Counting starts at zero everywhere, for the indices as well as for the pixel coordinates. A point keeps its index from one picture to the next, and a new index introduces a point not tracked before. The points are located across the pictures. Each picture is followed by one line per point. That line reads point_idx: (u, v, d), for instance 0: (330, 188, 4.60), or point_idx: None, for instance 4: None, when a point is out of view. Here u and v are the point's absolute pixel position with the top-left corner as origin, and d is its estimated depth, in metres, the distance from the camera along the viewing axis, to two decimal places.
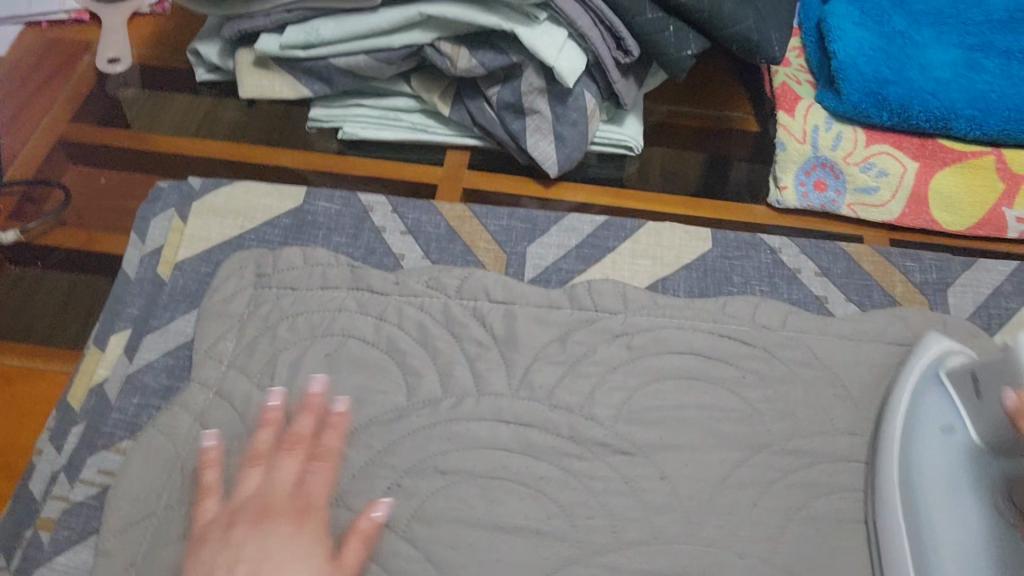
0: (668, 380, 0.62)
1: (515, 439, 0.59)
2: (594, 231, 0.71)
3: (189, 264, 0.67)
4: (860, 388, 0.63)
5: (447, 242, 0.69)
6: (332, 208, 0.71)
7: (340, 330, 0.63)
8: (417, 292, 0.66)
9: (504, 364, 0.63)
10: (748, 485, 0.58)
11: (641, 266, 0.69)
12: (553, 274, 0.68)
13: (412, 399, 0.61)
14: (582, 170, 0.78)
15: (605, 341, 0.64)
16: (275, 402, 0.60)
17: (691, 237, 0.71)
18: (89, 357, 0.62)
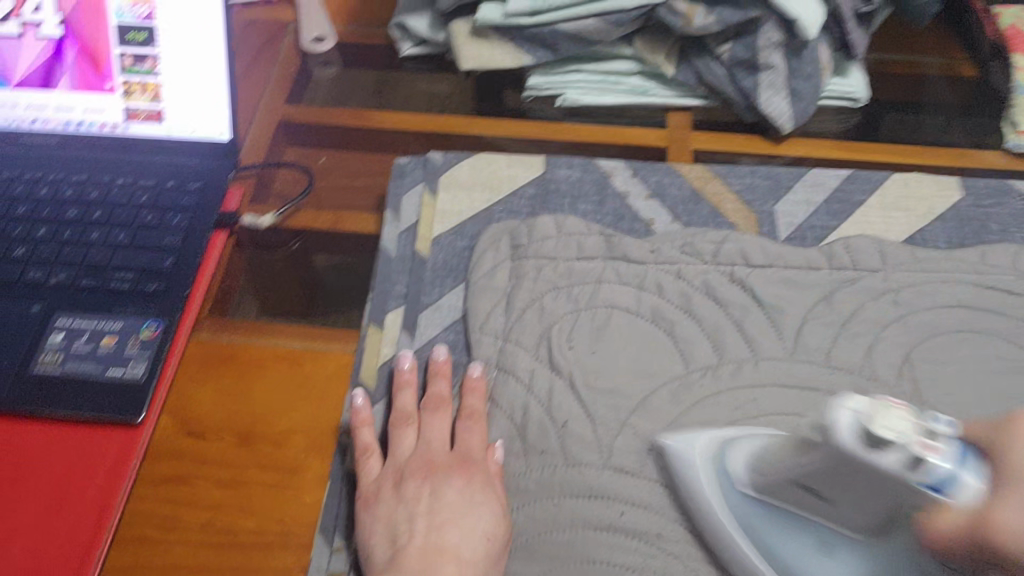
0: (942, 334, 0.61)
1: (804, 402, 0.59)
2: (840, 184, 0.70)
3: (446, 240, 0.67)
4: None
5: (694, 205, 0.69)
6: (573, 176, 0.71)
7: (604, 301, 0.64)
8: (673, 259, 0.66)
9: (772, 326, 0.62)
10: None
11: (895, 219, 0.68)
12: (808, 232, 0.68)
13: (688, 367, 0.61)
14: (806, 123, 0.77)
15: (872, 298, 0.63)
16: (559, 373, 0.61)
17: (938, 187, 0.69)
18: (371, 335, 0.63)
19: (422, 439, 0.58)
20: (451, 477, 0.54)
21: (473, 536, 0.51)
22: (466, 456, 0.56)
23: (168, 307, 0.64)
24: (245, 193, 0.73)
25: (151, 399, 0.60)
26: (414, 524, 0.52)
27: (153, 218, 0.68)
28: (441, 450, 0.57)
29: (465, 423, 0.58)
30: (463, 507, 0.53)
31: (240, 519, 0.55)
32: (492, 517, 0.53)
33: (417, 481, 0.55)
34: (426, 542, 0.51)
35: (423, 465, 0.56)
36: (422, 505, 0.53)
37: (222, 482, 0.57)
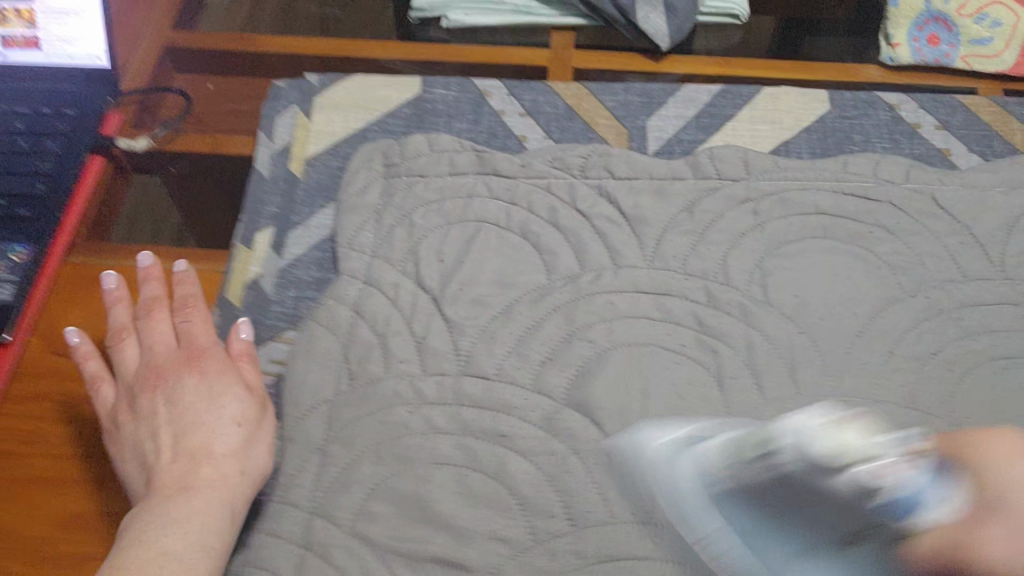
0: (796, 243, 0.63)
1: (656, 308, 0.61)
2: (712, 99, 0.71)
3: (319, 159, 0.68)
4: (991, 228, 0.64)
5: (567, 121, 0.70)
6: (449, 95, 0.71)
7: (475, 217, 0.65)
8: (543, 173, 0.67)
9: (635, 238, 0.64)
10: (884, 336, 0.60)
11: (761, 130, 0.69)
12: (677, 145, 0.69)
13: (551, 277, 0.62)
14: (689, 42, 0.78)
15: (733, 206, 0.65)
16: (423, 287, 0.62)
17: (809, 99, 0.71)
18: (240, 255, 0.63)
19: (143, 345, 0.57)
20: (189, 374, 0.54)
21: (222, 429, 0.52)
22: (194, 348, 0.56)
23: (38, 231, 0.64)
24: (125, 119, 0.73)
25: (20, 320, 0.60)
26: (156, 438, 0.52)
27: (28, 144, 0.67)
28: (166, 349, 0.56)
29: (149, 312, 0.58)
30: (205, 399, 0.53)
31: (104, 435, 0.57)
32: (238, 402, 0.53)
33: (150, 395, 0.54)
34: (175, 453, 0.51)
35: (177, 361, 0.55)
36: (169, 411, 0.52)
37: (88, 400, 0.58)
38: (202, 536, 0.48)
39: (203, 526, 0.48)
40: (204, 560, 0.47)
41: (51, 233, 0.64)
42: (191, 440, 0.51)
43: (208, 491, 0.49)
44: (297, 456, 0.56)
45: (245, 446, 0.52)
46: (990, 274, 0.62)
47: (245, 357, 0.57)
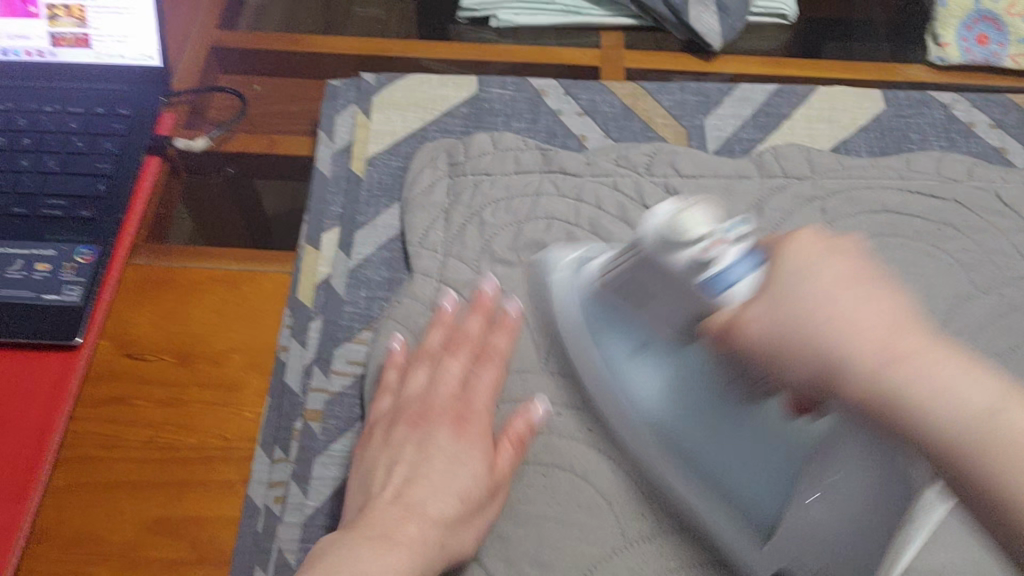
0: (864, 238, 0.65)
1: None
2: (768, 99, 0.71)
3: (380, 160, 0.68)
4: None
5: (626, 120, 0.70)
6: (506, 95, 0.71)
7: (544, 213, 0.65)
8: (608, 171, 0.67)
9: None
10: (958, 332, 0.60)
11: (820, 129, 0.70)
12: (736, 144, 0.69)
13: None
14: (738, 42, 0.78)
15: (800, 205, 0.66)
16: (497, 286, 0.62)
17: (862, 99, 0.71)
18: (306, 257, 0.63)
19: (433, 378, 0.56)
20: (438, 428, 0.54)
21: (444, 493, 0.50)
22: (462, 409, 0.55)
23: (100, 232, 0.63)
24: (176, 120, 0.73)
25: (89, 323, 0.60)
26: (391, 470, 0.52)
27: (84, 144, 0.67)
28: (446, 397, 0.55)
29: (444, 364, 0.57)
30: (441, 466, 0.52)
31: (183, 437, 0.56)
32: (474, 470, 0.51)
33: (407, 428, 0.54)
34: (396, 493, 0.50)
35: (416, 416, 0.54)
36: (405, 453, 0.53)
37: (163, 402, 0.58)
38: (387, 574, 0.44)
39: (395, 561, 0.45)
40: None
41: (115, 233, 0.63)
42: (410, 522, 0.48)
43: (409, 547, 0.47)
44: None
45: (457, 518, 0.50)
46: None
47: (490, 357, 0.56)
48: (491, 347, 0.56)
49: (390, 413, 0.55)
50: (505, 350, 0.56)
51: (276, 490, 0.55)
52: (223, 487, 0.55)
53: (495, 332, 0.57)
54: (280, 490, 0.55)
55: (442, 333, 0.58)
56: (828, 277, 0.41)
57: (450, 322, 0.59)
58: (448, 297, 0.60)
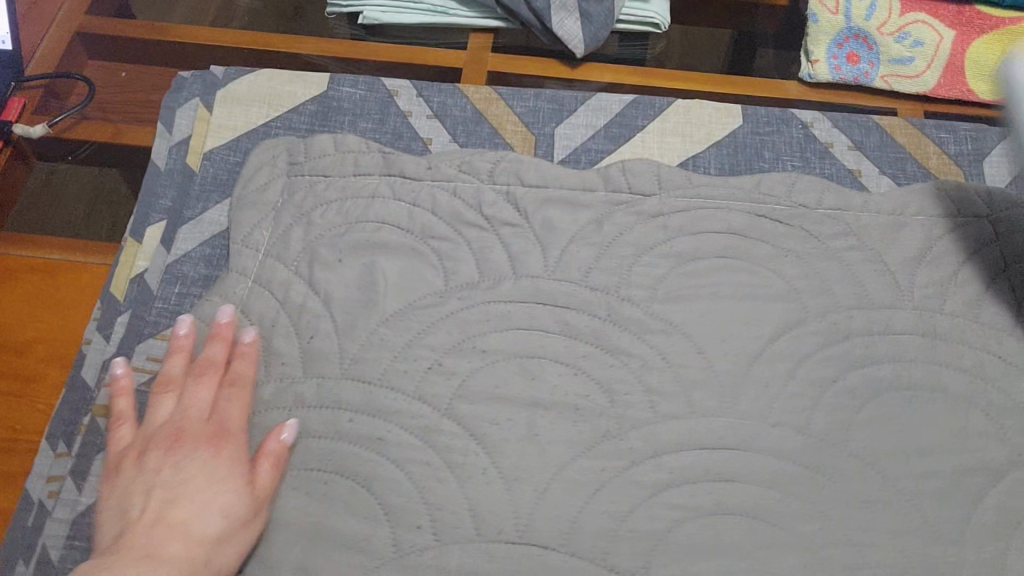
0: (704, 259, 0.62)
1: (554, 320, 0.59)
2: (624, 109, 0.70)
3: (217, 154, 0.67)
4: (905, 250, 0.62)
5: (475, 125, 0.69)
6: (356, 94, 0.70)
7: (374, 217, 0.63)
8: (451, 176, 0.65)
9: (540, 246, 0.62)
10: (783, 358, 0.57)
11: (671, 143, 0.68)
12: (584, 155, 0.68)
13: (448, 282, 0.61)
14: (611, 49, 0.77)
15: (643, 220, 0.63)
16: (313, 288, 0.60)
17: (721, 114, 0.70)
18: (127, 250, 0.63)
19: (180, 403, 0.54)
20: (198, 449, 0.51)
21: (207, 512, 0.49)
22: (222, 429, 0.53)
23: None
24: (28, 105, 0.71)
25: None
26: (148, 497, 0.49)
27: None
28: (198, 420, 0.53)
29: (187, 391, 0.55)
30: (202, 484, 0.50)
31: None
32: (236, 496, 0.50)
33: (160, 452, 0.51)
34: (155, 518, 0.48)
35: (168, 438, 0.52)
36: (162, 478, 0.50)
37: None
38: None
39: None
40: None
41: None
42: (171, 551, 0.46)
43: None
44: None
45: (216, 543, 0.49)
46: (899, 301, 0.60)
47: (240, 389, 0.56)
48: (235, 372, 0.56)
49: (144, 438, 0.53)
50: (250, 377, 0.56)
51: (50, 485, 0.54)
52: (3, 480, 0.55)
53: (236, 360, 0.57)
54: (55, 485, 0.54)
55: (183, 357, 0.57)
56: None
57: (187, 348, 0.57)
58: (181, 320, 0.58)
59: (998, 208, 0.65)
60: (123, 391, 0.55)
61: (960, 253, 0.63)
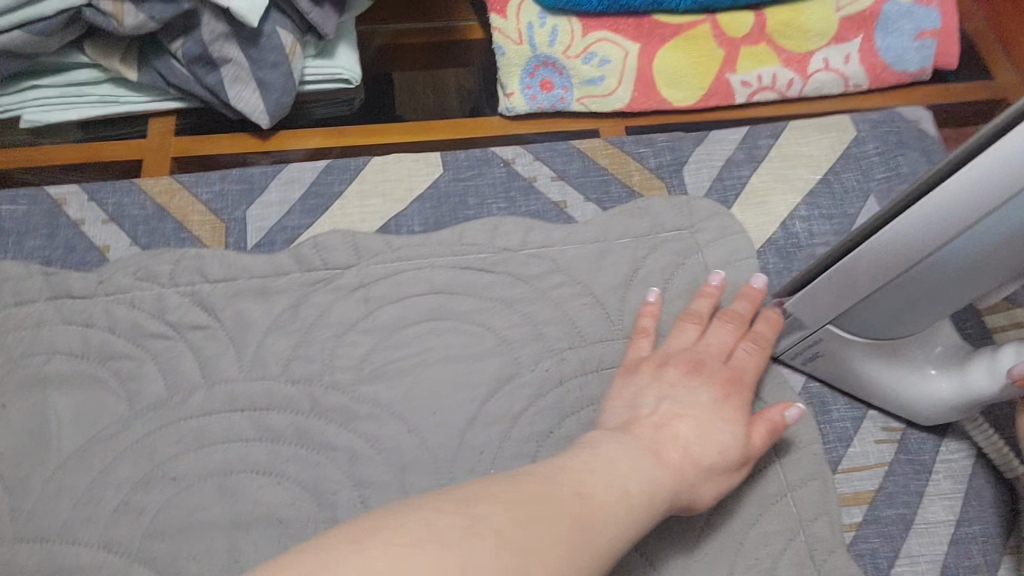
0: (410, 327, 0.59)
1: (253, 427, 0.55)
2: (317, 177, 0.66)
3: None
4: (614, 277, 0.62)
5: (158, 222, 0.64)
6: (17, 210, 0.63)
7: (43, 349, 0.57)
8: (126, 287, 0.59)
9: (234, 345, 0.58)
10: (500, 417, 0.56)
11: (372, 205, 0.65)
12: (279, 234, 0.64)
13: (134, 407, 0.55)
14: (307, 111, 0.73)
15: (342, 296, 0.60)
16: None
17: (419, 164, 0.68)
18: None
19: (702, 336, 0.57)
20: (708, 386, 0.54)
21: (709, 437, 0.51)
22: (738, 375, 0.55)
23: None
24: None
25: None
26: (660, 403, 0.53)
27: None
28: (715, 354, 0.56)
29: (633, 343, 0.58)
30: (710, 420, 0.52)
31: None
32: (731, 437, 0.51)
33: (682, 368, 0.55)
34: (659, 421, 0.51)
35: (689, 363, 0.55)
36: (675, 395, 0.53)
37: None
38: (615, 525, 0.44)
39: (647, 487, 0.46)
40: (628, 517, 0.45)
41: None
42: (692, 477, 0.49)
43: (655, 474, 0.48)
44: None
45: (707, 470, 0.50)
46: (609, 335, 0.60)
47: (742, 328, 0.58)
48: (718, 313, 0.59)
49: (639, 364, 0.56)
50: (771, 342, 0.57)
51: None
52: None
53: (744, 306, 0.59)
54: None
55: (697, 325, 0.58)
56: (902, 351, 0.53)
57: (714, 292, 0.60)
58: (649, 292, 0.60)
59: (698, 219, 0.65)
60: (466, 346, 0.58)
61: (667, 270, 0.63)
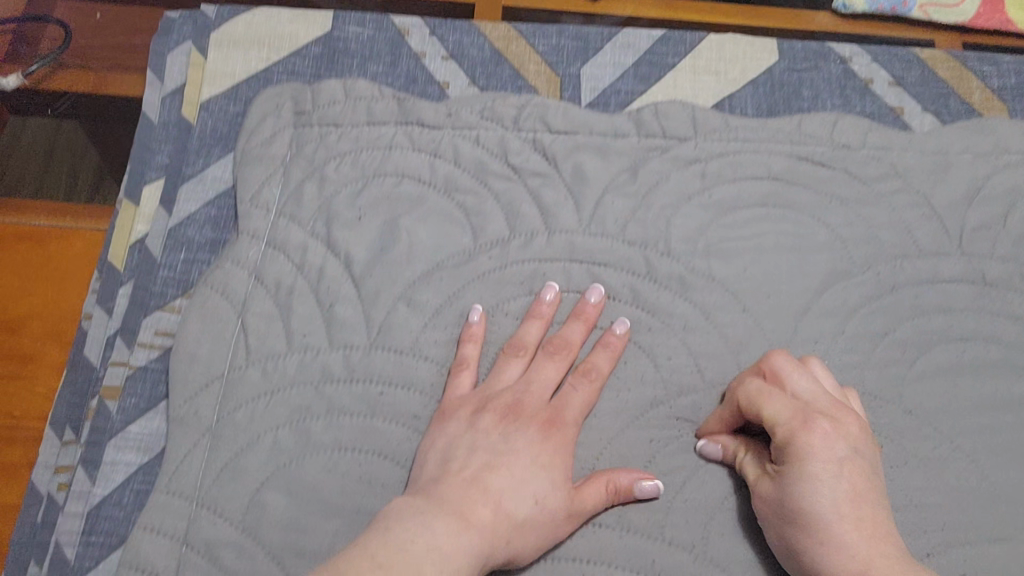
0: (745, 207, 0.58)
1: (589, 278, 0.56)
2: (652, 47, 0.64)
3: (216, 104, 0.61)
4: (954, 190, 0.59)
5: (495, 67, 0.63)
6: (364, 33, 0.64)
7: (394, 169, 0.58)
8: (472, 123, 0.60)
9: (571, 198, 0.58)
10: (831, 313, 0.55)
11: (705, 82, 0.63)
12: (613, 97, 0.63)
13: (477, 240, 0.56)
14: None
15: (678, 167, 0.59)
16: (333, 251, 0.55)
17: (756, 48, 0.65)
18: (123, 213, 0.57)
19: (526, 376, 0.52)
20: (526, 428, 0.49)
21: (525, 493, 0.46)
22: (558, 415, 0.50)
23: None
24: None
25: None
26: (472, 454, 0.48)
27: None
28: (538, 399, 0.50)
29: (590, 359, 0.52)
30: (526, 465, 0.47)
31: None
32: (552, 487, 0.47)
33: (495, 416, 0.49)
34: (474, 476, 0.46)
35: (542, 419, 0.50)
36: (489, 444, 0.48)
37: None
38: (434, 510, 0.43)
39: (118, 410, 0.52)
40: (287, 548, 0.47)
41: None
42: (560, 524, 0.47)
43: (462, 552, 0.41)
44: (185, 435, 0.49)
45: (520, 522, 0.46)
46: (946, 249, 0.58)
47: (466, 371, 0.52)
48: (591, 364, 0.52)
49: (452, 409, 0.50)
50: (604, 372, 0.52)
51: (61, 477, 0.49)
52: None
53: (599, 350, 0.52)
54: (65, 476, 0.49)
55: (543, 326, 0.53)
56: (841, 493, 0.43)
57: (548, 317, 0.54)
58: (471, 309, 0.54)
59: None
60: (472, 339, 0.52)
61: (1010, 192, 0.60)
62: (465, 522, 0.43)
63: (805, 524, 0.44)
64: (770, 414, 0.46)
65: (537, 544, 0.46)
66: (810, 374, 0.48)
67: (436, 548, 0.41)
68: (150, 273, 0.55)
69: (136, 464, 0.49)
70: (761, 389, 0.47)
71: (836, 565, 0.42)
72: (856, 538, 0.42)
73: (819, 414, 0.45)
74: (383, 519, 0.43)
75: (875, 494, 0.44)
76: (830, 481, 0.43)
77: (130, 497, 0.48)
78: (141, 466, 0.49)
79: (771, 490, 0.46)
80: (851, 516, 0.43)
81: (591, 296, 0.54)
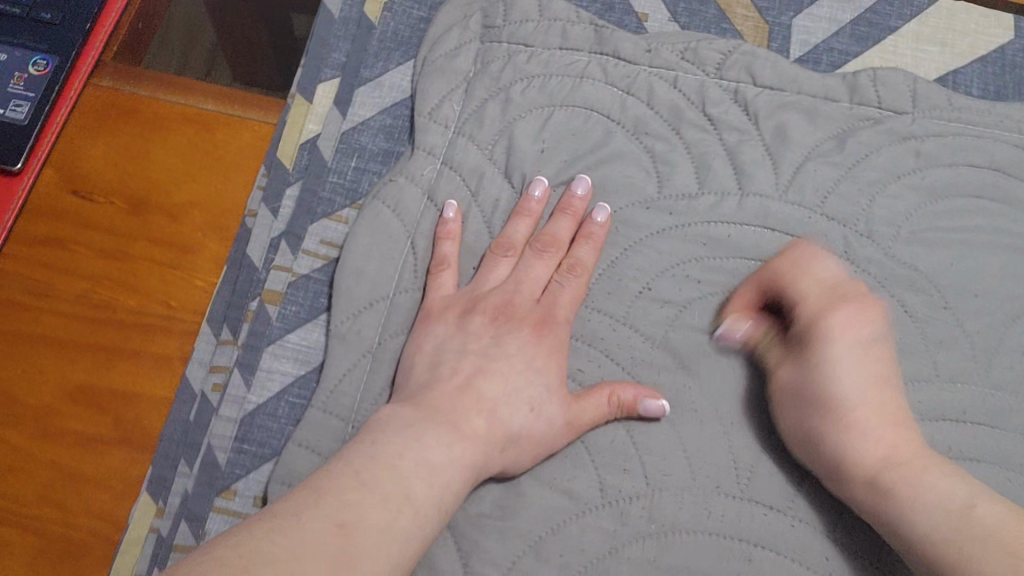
0: (958, 198, 0.52)
1: (778, 249, 0.51)
2: (875, 4, 0.59)
3: (400, 5, 0.57)
4: None
5: (699, 4, 0.58)
6: None
7: (583, 101, 0.53)
8: (672, 64, 0.54)
9: (770, 158, 0.52)
10: None
11: (928, 52, 0.58)
12: (824, 55, 0.57)
13: (661, 190, 0.52)
14: None
15: (890, 142, 0.53)
16: (510, 180, 0.52)
17: (990, 22, 0.58)
18: (295, 107, 0.54)
19: (515, 275, 0.49)
20: (518, 330, 0.47)
21: (517, 400, 0.44)
22: (550, 314, 0.48)
23: (61, 40, 0.54)
24: None
25: (51, 114, 0.53)
26: (465, 358, 0.46)
27: None
28: (529, 297, 0.48)
29: (573, 249, 0.49)
30: (519, 365, 0.45)
31: (117, 295, 0.50)
32: (548, 392, 0.45)
33: (484, 319, 0.47)
34: (465, 383, 0.44)
35: (536, 320, 0.47)
36: (480, 348, 0.46)
37: (105, 253, 0.50)
38: (425, 420, 0.42)
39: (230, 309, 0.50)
40: None
41: (70, 55, 0.54)
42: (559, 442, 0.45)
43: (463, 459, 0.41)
44: (345, 352, 0.48)
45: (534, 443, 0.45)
46: None
47: (448, 269, 0.49)
48: (576, 259, 0.49)
49: (438, 310, 0.48)
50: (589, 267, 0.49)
51: (215, 377, 0.49)
52: (130, 396, 0.48)
53: (581, 243, 0.49)
54: (220, 377, 0.49)
55: (531, 225, 0.50)
56: (855, 363, 0.44)
57: (535, 216, 0.50)
58: (535, 181, 0.51)
59: None
60: (450, 238, 0.49)
61: None
62: (459, 433, 0.42)
63: (822, 407, 0.44)
64: (812, 277, 0.47)
65: (534, 454, 0.45)
66: (826, 266, 0.48)
67: (428, 465, 0.39)
68: (314, 180, 0.53)
69: (290, 374, 0.49)
70: (799, 266, 0.48)
71: (848, 446, 0.43)
72: (873, 436, 0.42)
73: (846, 300, 0.46)
74: (375, 425, 0.41)
75: (894, 361, 0.46)
76: (853, 363, 0.44)
77: (286, 410, 0.48)
78: (297, 379, 0.49)
79: (791, 378, 0.46)
80: (874, 401, 0.44)
81: (577, 188, 0.50)
